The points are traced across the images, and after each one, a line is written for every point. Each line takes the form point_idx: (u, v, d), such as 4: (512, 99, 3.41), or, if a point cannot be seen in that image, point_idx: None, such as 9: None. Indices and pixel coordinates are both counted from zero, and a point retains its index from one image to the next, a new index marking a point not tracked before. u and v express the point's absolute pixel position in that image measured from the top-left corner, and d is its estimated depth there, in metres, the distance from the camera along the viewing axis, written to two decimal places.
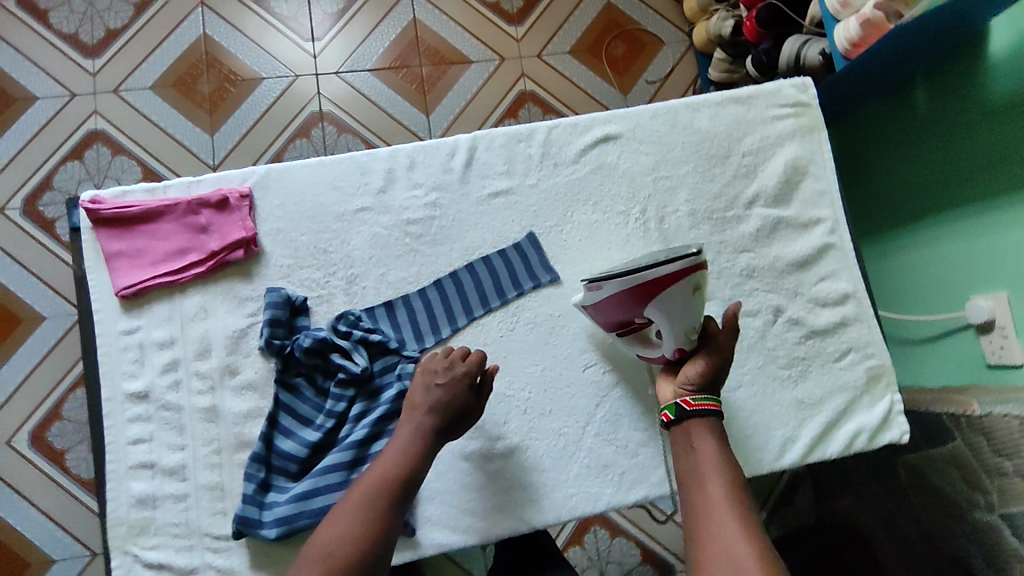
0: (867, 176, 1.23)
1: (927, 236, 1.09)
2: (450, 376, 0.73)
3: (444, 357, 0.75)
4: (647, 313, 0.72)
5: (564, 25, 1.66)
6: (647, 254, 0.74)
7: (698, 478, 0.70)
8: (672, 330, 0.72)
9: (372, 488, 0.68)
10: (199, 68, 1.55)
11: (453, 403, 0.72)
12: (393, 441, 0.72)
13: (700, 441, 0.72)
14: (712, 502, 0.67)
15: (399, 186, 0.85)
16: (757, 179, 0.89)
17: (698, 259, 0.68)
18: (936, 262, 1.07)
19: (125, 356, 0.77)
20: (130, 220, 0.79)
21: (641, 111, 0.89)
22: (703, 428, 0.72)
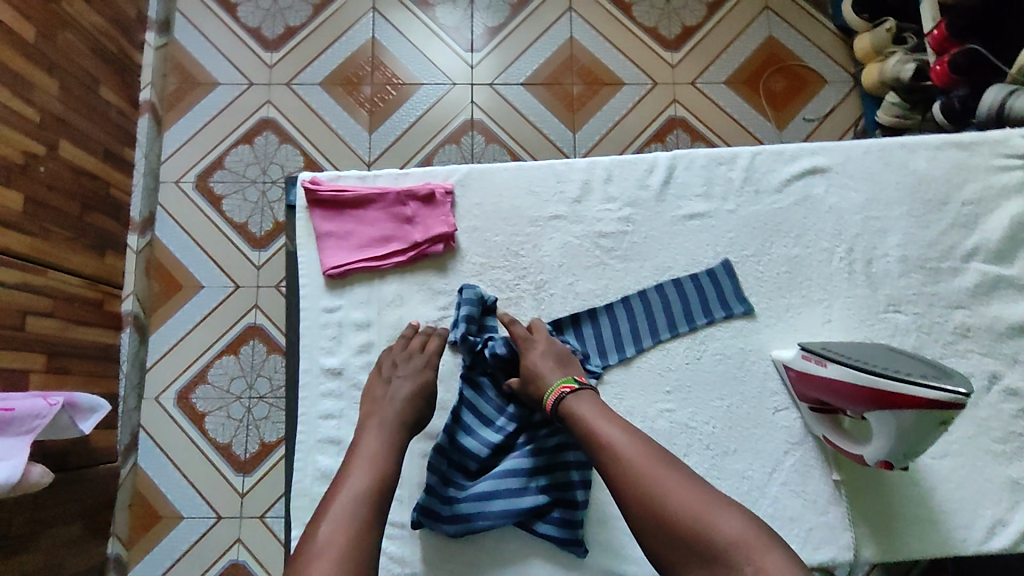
0: None
1: None
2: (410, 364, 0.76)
3: (402, 348, 0.77)
4: (867, 413, 0.66)
5: (723, 54, 1.63)
6: (899, 360, 0.66)
7: (608, 452, 0.65)
8: (885, 442, 0.65)
9: (345, 498, 0.63)
10: (364, 70, 1.62)
11: (418, 391, 0.74)
12: (350, 454, 0.69)
13: (581, 417, 0.68)
14: (633, 469, 0.62)
15: (595, 198, 0.84)
16: (978, 231, 0.83)
17: (959, 399, 0.58)
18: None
19: (325, 332, 0.80)
20: (342, 204, 0.82)
21: (851, 146, 0.86)
22: (578, 403, 0.70)
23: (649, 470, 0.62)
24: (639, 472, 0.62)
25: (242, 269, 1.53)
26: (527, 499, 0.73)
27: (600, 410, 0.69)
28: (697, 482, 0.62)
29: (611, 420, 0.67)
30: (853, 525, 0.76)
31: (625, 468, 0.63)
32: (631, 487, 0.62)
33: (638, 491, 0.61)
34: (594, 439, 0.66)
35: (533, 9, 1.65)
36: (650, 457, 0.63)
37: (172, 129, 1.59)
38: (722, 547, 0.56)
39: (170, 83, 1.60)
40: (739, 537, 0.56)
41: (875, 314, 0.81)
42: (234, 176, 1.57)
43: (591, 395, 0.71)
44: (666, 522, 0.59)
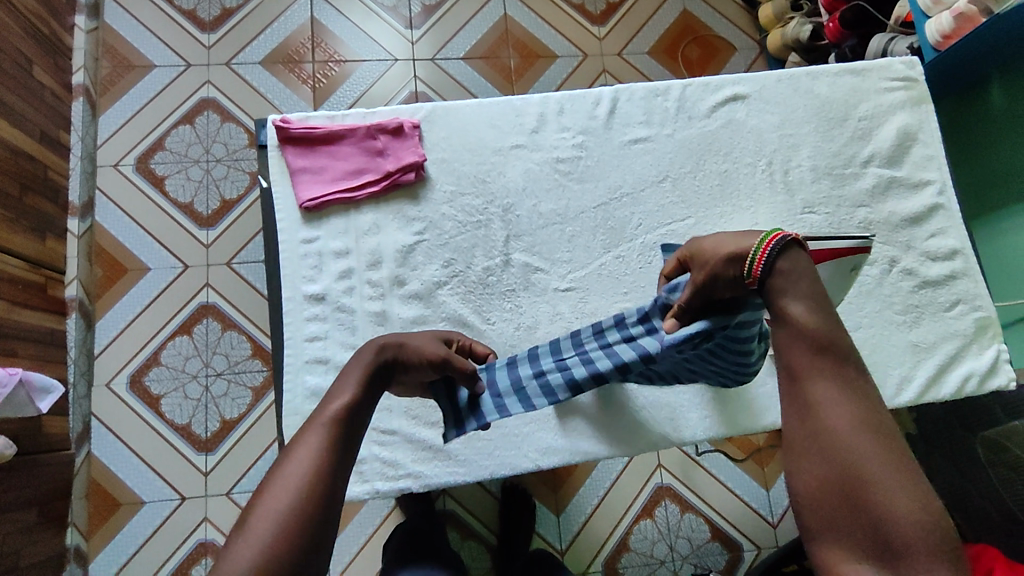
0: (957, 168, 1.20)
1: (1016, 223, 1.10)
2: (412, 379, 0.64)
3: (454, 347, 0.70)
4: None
5: (644, 27, 1.77)
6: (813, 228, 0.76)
7: (803, 371, 0.49)
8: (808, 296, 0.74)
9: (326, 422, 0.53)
10: (305, 49, 1.65)
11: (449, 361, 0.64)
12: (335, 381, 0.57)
13: (788, 305, 0.52)
14: (823, 405, 0.47)
15: (550, 128, 0.93)
16: (872, 142, 0.97)
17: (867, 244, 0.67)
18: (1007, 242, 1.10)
19: (305, 262, 0.84)
20: (315, 141, 0.86)
21: (766, 76, 0.98)
22: (784, 272, 0.53)
23: (841, 407, 0.47)
24: (823, 407, 0.47)
25: (191, 248, 1.50)
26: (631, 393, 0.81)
27: (820, 308, 0.51)
28: (904, 454, 0.45)
29: (825, 315, 0.51)
30: None
31: (817, 403, 0.47)
32: (810, 423, 0.47)
33: (818, 433, 0.46)
34: (788, 346, 0.50)
35: None
36: (856, 407, 0.46)
37: (108, 114, 1.56)
38: (900, 536, 0.42)
39: (103, 67, 1.58)
40: (918, 529, 0.42)
41: (794, 215, 0.94)
42: (176, 157, 1.55)
43: (808, 262, 0.53)
44: (839, 483, 0.44)
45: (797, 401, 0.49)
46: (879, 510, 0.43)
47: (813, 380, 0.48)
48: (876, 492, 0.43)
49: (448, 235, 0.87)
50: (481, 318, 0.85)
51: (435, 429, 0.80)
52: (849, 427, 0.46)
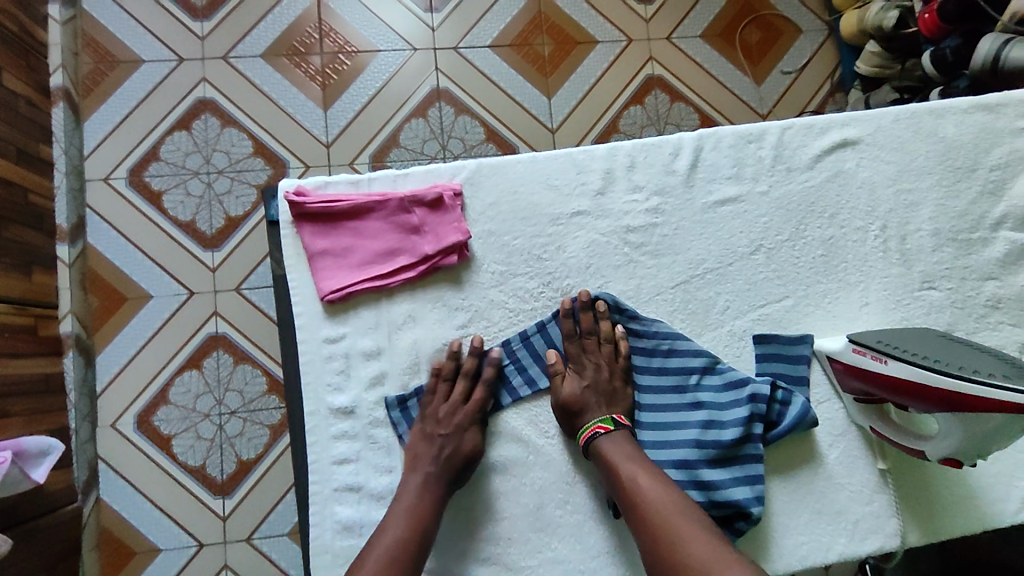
0: None
1: None
2: (461, 437, 0.67)
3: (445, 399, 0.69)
4: (934, 412, 0.62)
5: (697, 7, 1.55)
6: (952, 349, 0.63)
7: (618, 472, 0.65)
8: (954, 437, 0.62)
9: (401, 533, 0.62)
10: (311, 37, 1.44)
11: (466, 447, 0.67)
12: (393, 504, 0.65)
13: (609, 454, 0.66)
14: (649, 505, 0.62)
15: (619, 188, 0.76)
16: (1006, 198, 0.80)
17: None
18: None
19: (329, 367, 0.70)
20: (337, 215, 0.71)
21: (880, 114, 0.81)
22: (606, 441, 0.67)
23: (661, 503, 0.62)
24: (658, 519, 0.61)
25: (194, 273, 1.36)
26: (739, 492, 0.68)
27: (630, 447, 0.67)
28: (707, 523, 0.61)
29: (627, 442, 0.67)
30: (901, 514, 0.73)
31: (634, 489, 0.63)
32: (656, 537, 0.60)
33: (645, 517, 0.61)
34: (618, 480, 0.64)
35: None
36: (660, 482, 0.63)
37: (93, 118, 1.38)
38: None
39: (84, 64, 1.38)
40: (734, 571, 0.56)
41: (911, 292, 0.78)
42: (172, 169, 1.38)
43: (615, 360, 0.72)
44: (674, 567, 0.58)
45: (636, 510, 0.62)
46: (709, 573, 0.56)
47: (642, 485, 0.63)
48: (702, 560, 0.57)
49: (498, 328, 0.73)
50: (537, 431, 0.71)
51: (489, 567, 0.69)
52: (662, 499, 0.62)
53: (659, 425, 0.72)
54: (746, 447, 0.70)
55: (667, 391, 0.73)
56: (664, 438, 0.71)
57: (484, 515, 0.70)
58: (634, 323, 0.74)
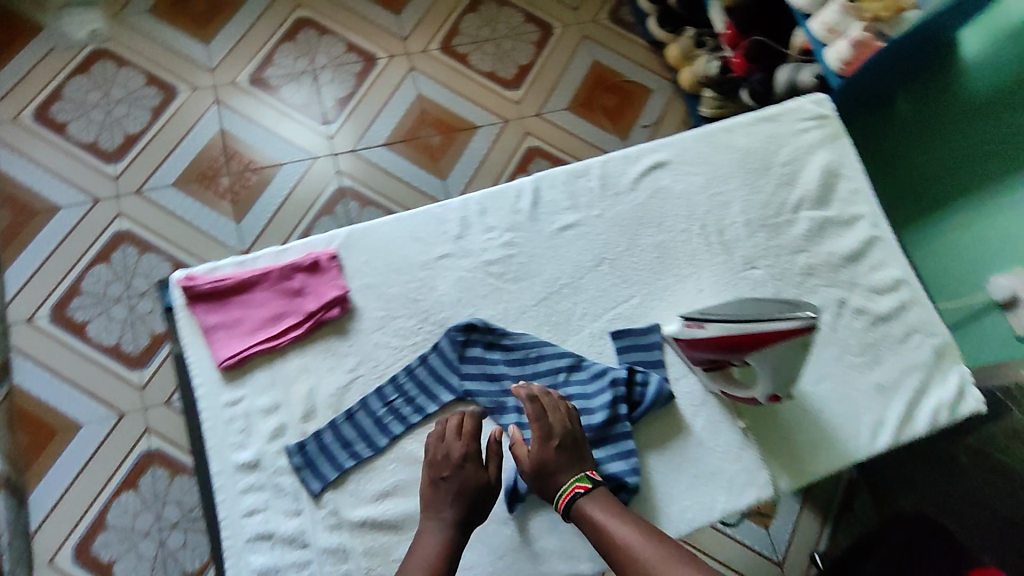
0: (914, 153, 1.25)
1: (968, 212, 1.15)
2: (463, 473, 0.75)
3: (439, 441, 0.76)
4: (749, 358, 0.75)
5: (559, 85, 1.78)
6: (745, 306, 0.78)
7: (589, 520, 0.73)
8: (770, 374, 0.75)
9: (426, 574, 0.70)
10: (219, 162, 1.59)
11: (469, 482, 0.74)
12: (410, 553, 0.72)
13: (593, 519, 0.72)
14: (621, 544, 0.70)
15: (475, 231, 0.89)
16: (798, 187, 0.97)
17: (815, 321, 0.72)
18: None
19: (232, 427, 0.77)
20: (227, 293, 0.81)
21: (681, 138, 0.98)
22: (586, 504, 0.73)
23: (631, 538, 0.70)
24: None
25: (123, 393, 1.38)
26: (614, 466, 0.79)
27: (613, 505, 0.73)
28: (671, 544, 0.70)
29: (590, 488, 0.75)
30: (768, 464, 0.83)
31: (605, 533, 0.71)
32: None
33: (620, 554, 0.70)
34: (609, 543, 0.71)
35: (375, 75, 1.72)
36: (627, 521, 0.72)
37: (13, 266, 1.45)
38: None
39: (4, 218, 1.48)
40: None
41: (737, 274, 0.92)
42: (94, 299, 1.45)
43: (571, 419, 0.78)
44: None
45: (611, 550, 0.71)
46: None
47: (612, 528, 0.71)
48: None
49: (384, 366, 0.81)
50: None
51: None
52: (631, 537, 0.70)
53: None
54: (616, 426, 0.80)
55: (544, 392, 0.82)
56: None
57: (392, 537, 0.75)
58: (505, 339, 0.84)
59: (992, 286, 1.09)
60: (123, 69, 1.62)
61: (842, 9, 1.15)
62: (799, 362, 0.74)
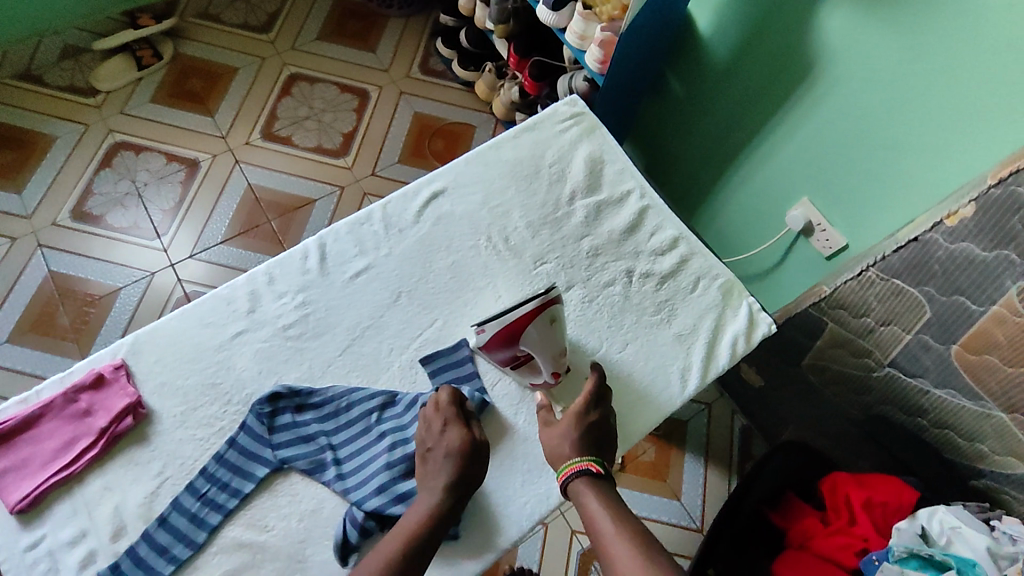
0: (698, 123, 1.36)
1: (755, 160, 1.26)
2: (445, 439, 0.78)
3: (433, 414, 0.80)
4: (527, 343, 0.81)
5: (386, 142, 1.84)
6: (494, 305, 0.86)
7: (582, 504, 0.76)
8: (549, 351, 0.83)
9: (406, 539, 0.72)
10: (54, 303, 1.55)
11: (455, 448, 0.77)
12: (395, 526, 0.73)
13: (589, 502, 0.76)
14: (605, 535, 0.72)
15: (266, 300, 0.90)
16: (568, 179, 1.04)
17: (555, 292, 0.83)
18: (785, 167, 1.20)
19: (38, 569, 0.73)
20: (10, 434, 0.78)
21: (452, 164, 1.04)
22: (584, 486, 0.77)
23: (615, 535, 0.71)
24: (622, 570, 0.69)
25: None
26: None
27: (609, 498, 0.76)
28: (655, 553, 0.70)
29: (595, 481, 0.77)
30: None
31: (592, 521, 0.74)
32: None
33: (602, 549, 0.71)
34: (594, 529, 0.73)
35: (202, 177, 1.73)
36: (617, 518, 0.73)
37: None
38: None
39: None
40: None
41: (530, 273, 0.96)
42: None
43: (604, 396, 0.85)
44: None
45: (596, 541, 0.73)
46: None
47: (599, 519, 0.73)
48: None
49: (192, 460, 0.79)
50: (257, 530, 0.77)
51: None
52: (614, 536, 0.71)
53: (360, 468, 0.80)
54: None
55: (362, 437, 0.82)
56: (363, 476, 0.79)
57: None
58: (312, 397, 0.84)
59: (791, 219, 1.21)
60: None
61: (583, 17, 1.26)
62: (563, 332, 0.84)
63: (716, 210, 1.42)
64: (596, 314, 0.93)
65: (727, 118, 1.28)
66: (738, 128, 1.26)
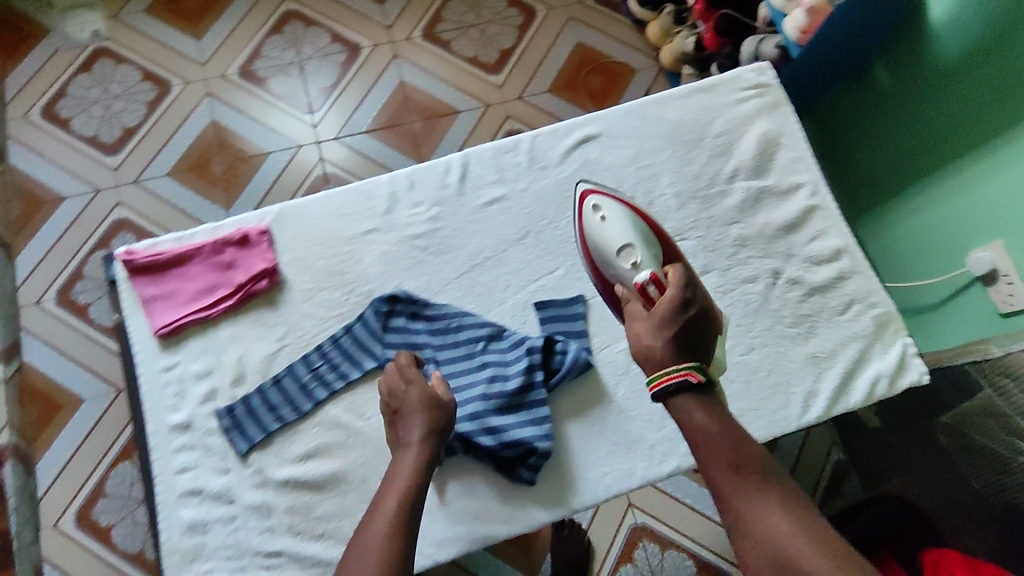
0: (899, 125, 1.19)
1: (956, 181, 1.08)
2: (409, 397, 0.77)
3: (397, 375, 0.79)
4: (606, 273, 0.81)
5: (541, 68, 1.78)
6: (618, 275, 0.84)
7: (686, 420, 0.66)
8: (617, 257, 0.79)
9: (395, 498, 0.71)
10: (211, 151, 1.66)
11: (423, 409, 0.76)
12: (385, 488, 0.72)
13: (693, 418, 0.66)
14: (716, 456, 0.65)
15: (403, 206, 0.91)
16: (734, 155, 0.96)
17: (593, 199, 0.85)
18: (990, 201, 1.02)
19: (167, 391, 0.82)
20: (164, 266, 0.86)
21: (613, 109, 0.97)
22: (689, 400, 0.67)
23: (727, 455, 0.65)
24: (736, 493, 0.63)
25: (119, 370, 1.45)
26: (524, 431, 0.79)
27: (717, 415, 0.66)
28: (771, 477, 0.64)
29: (704, 398, 0.67)
30: None
31: (701, 440, 0.66)
32: (733, 513, 0.64)
33: (711, 468, 0.65)
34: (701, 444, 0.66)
35: (359, 63, 1.76)
36: (728, 438, 0.65)
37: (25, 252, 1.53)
38: (777, 538, 0.60)
39: (15, 209, 1.57)
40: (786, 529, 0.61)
41: None
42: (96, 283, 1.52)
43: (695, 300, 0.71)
44: (737, 516, 0.63)
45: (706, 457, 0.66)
46: (766, 530, 0.61)
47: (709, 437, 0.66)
48: (760, 516, 0.62)
49: (311, 335, 0.85)
50: (355, 417, 0.82)
51: (323, 542, 0.78)
52: (728, 454, 0.65)
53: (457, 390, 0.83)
54: (531, 393, 0.81)
55: (465, 361, 0.84)
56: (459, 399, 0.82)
57: (314, 496, 0.79)
58: (428, 309, 0.86)
59: (975, 259, 1.04)
60: (121, 66, 1.68)
61: None
62: (621, 226, 0.80)
63: (885, 229, 1.27)
64: (727, 306, 0.88)
65: (939, 126, 1.10)
66: (948, 142, 1.09)
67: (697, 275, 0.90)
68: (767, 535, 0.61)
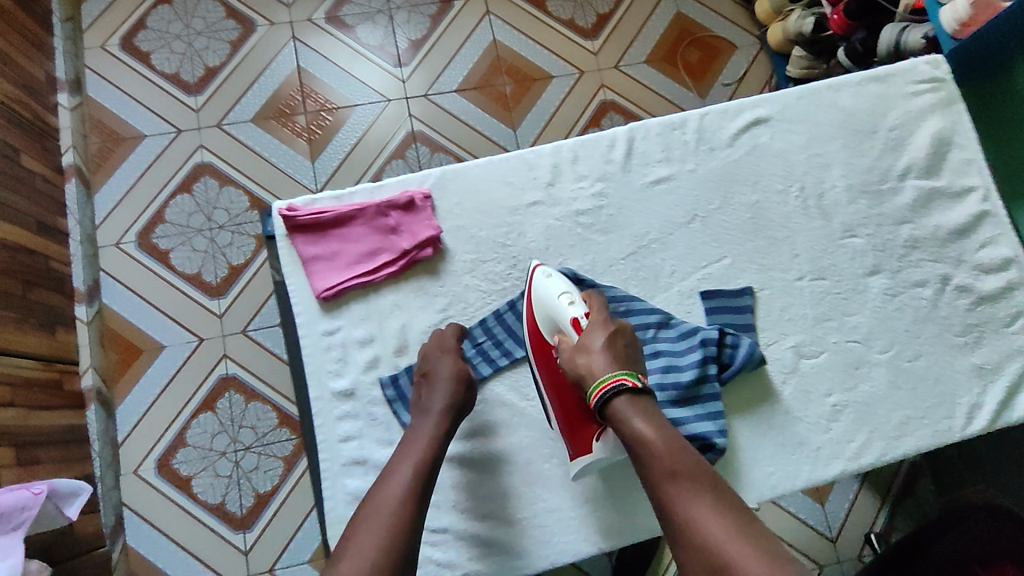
0: None
1: None
2: (445, 364, 0.76)
3: (437, 341, 0.78)
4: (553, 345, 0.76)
5: (640, 35, 1.53)
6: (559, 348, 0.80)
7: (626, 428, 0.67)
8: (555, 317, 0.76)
9: (411, 465, 0.68)
10: (295, 99, 1.42)
11: (456, 376, 0.75)
12: (397, 455, 0.70)
13: (633, 427, 0.67)
14: (657, 460, 0.64)
15: (567, 179, 0.88)
16: (906, 152, 0.92)
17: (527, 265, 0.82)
18: None
19: (329, 356, 0.80)
20: (324, 226, 0.83)
21: (785, 94, 0.93)
22: (625, 405, 0.68)
23: (669, 459, 0.64)
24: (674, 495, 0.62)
25: (203, 320, 1.30)
26: (699, 424, 0.78)
27: (658, 427, 0.66)
28: (713, 484, 0.62)
29: (646, 409, 0.68)
30: (857, 434, 0.82)
31: (644, 443, 0.65)
32: (670, 518, 0.61)
33: (652, 474, 0.64)
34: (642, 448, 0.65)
35: (451, 16, 1.50)
36: (669, 443, 0.65)
37: (102, 189, 1.34)
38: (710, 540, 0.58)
39: (91, 143, 1.36)
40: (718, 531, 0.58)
41: (835, 241, 0.89)
42: (179, 228, 1.34)
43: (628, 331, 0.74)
44: (675, 522, 0.61)
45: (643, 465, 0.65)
46: (705, 532, 0.58)
47: (651, 444, 0.65)
48: (697, 520, 0.59)
49: (474, 308, 0.83)
50: (520, 396, 0.80)
51: (489, 521, 0.76)
52: (670, 457, 0.64)
53: None
54: (705, 386, 0.79)
55: None
56: None
57: (479, 474, 0.78)
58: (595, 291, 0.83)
59: None
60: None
61: None
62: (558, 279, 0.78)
63: None
64: (896, 310, 0.87)
65: None
66: None
67: (867, 275, 0.88)
68: (705, 539, 0.58)
